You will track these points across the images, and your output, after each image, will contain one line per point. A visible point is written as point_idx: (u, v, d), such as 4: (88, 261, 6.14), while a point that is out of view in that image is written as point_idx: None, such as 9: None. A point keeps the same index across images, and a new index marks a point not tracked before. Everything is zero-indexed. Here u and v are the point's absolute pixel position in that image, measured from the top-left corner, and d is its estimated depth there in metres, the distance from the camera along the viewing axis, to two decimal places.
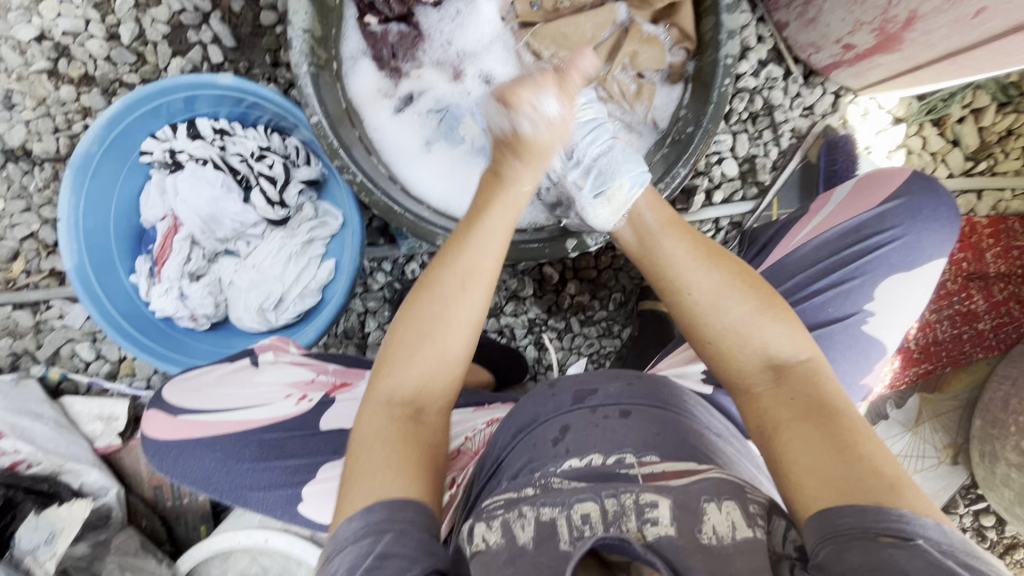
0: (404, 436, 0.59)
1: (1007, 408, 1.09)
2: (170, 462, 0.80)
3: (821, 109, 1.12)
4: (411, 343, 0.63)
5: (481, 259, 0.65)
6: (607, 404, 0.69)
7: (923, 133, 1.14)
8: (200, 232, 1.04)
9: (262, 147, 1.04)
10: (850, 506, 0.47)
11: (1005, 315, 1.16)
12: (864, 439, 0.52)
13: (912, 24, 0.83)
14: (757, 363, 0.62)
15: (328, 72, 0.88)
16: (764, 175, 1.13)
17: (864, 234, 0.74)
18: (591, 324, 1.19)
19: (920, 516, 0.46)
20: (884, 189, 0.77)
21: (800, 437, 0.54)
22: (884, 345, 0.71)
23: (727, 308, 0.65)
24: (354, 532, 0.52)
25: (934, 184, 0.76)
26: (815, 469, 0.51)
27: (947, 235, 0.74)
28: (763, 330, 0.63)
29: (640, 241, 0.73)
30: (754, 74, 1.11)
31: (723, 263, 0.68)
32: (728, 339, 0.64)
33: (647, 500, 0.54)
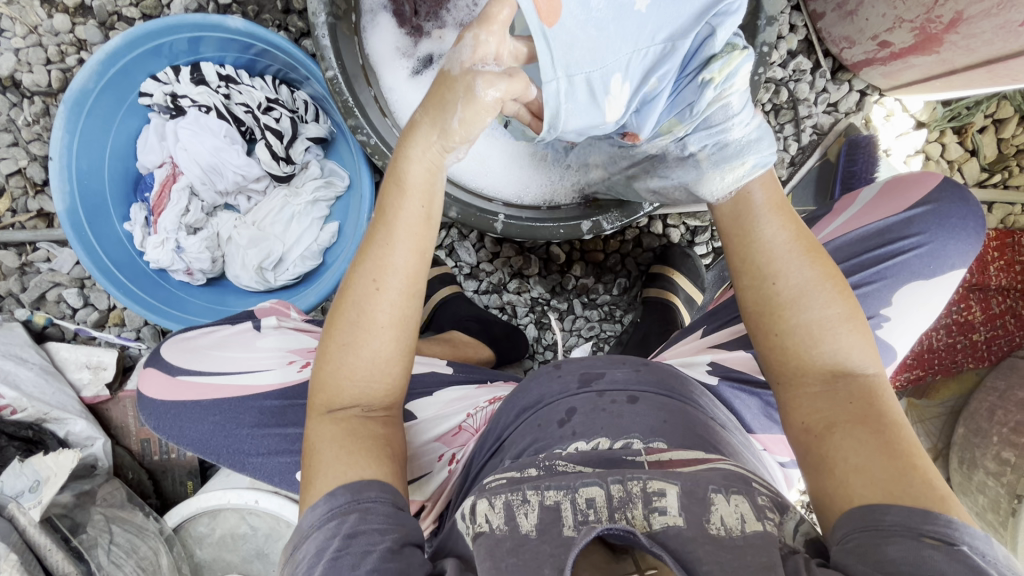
0: (349, 436, 0.59)
1: (992, 418, 1.11)
2: (168, 423, 0.81)
3: (846, 107, 1.10)
4: (339, 350, 0.60)
5: (393, 257, 0.59)
6: (615, 388, 0.68)
7: (943, 139, 1.13)
8: (200, 183, 0.99)
9: (269, 98, 0.99)
10: (900, 507, 0.51)
11: (1000, 328, 1.19)
12: (917, 452, 0.56)
13: (955, 27, 0.81)
14: (823, 367, 0.64)
15: (346, 24, 0.83)
16: (781, 170, 1.11)
17: (889, 238, 0.73)
18: (594, 308, 1.19)
19: (968, 525, 0.50)
20: (912, 194, 0.76)
21: (856, 440, 0.58)
22: (895, 351, 0.71)
23: (810, 306, 0.65)
24: (318, 519, 0.54)
25: (965, 195, 0.75)
26: (864, 468, 0.55)
27: (972, 245, 0.73)
28: (838, 338, 0.64)
29: (740, 217, 0.70)
30: (782, 65, 1.08)
31: (818, 262, 0.67)
32: (803, 340, 0.65)
33: (655, 489, 0.53)
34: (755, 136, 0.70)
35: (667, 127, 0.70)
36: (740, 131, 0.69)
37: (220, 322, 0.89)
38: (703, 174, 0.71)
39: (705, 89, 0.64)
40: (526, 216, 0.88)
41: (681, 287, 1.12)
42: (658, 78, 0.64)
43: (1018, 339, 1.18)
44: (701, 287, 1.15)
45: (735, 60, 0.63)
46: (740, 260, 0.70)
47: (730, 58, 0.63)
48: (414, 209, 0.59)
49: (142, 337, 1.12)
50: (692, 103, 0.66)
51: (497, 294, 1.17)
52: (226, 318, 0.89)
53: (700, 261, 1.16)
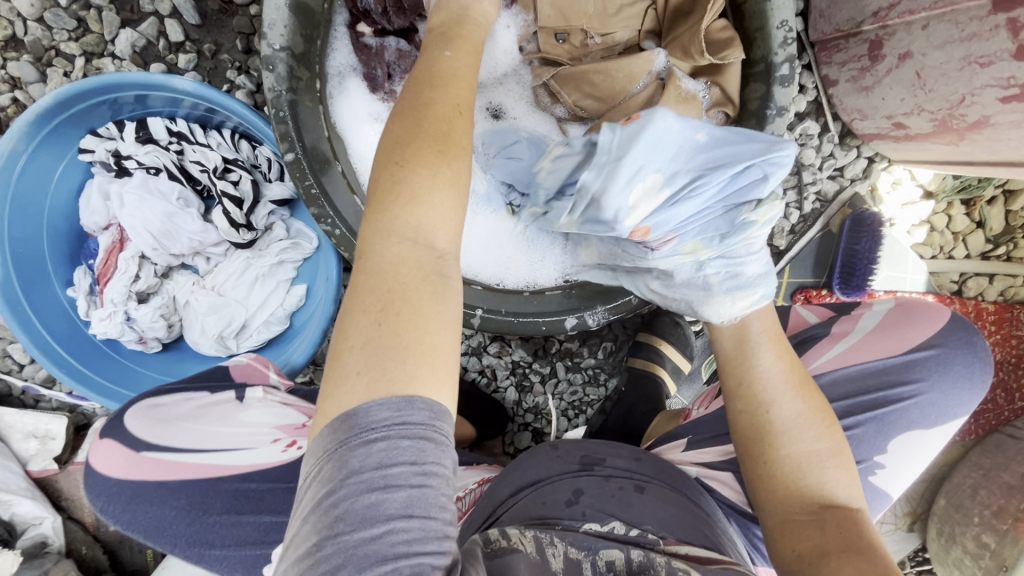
0: (424, 288, 0.44)
1: (974, 497, 1.09)
2: (119, 508, 0.74)
3: (852, 174, 1.03)
4: (411, 183, 0.45)
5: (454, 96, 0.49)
6: (621, 476, 0.68)
7: (949, 211, 1.08)
8: (151, 249, 0.90)
9: (227, 158, 0.90)
10: None
11: (989, 401, 1.17)
12: None
13: (979, 127, 0.74)
14: (809, 497, 0.59)
15: (309, 93, 0.75)
16: (782, 239, 1.05)
17: (889, 380, 0.70)
18: (577, 371, 1.13)
19: None
20: (917, 332, 0.73)
21: (847, 567, 0.52)
22: (884, 497, 0.68)
23: (800, 438, 0.61)
24: (383, 421, 0.39)
25: (971, 339, 0.72)
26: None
27: (973, 395, 0.70)
28: (825, 474, 0.60)
29: (736, 340, 0.67)
30: (789, 128, 1.01)
31: (812, 393, 0.64)
32: (792, 469, 0.60)
33: (678, 565, 0.50)
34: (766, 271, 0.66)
35: (689, 249, 0.65)
36: (757, 265, 0.65)
37: (196, 386, 0.84)
38: (718, 299, 0.66)
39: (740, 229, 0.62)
40: (512, 307, 0.82)
41: (669, 359, 1.07)
42: (693, 197, 0.61)
43: (1005, 414, 1.16)
44: (689, 355, 1.10)
45: (773, 210, 0.62)
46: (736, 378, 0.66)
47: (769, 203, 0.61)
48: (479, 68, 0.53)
49: None
50: (723, 230, 0.63)
51: (476, 357, 1.11)
52: (202, 384, 0.85)
53: (689, 329, 1.11)
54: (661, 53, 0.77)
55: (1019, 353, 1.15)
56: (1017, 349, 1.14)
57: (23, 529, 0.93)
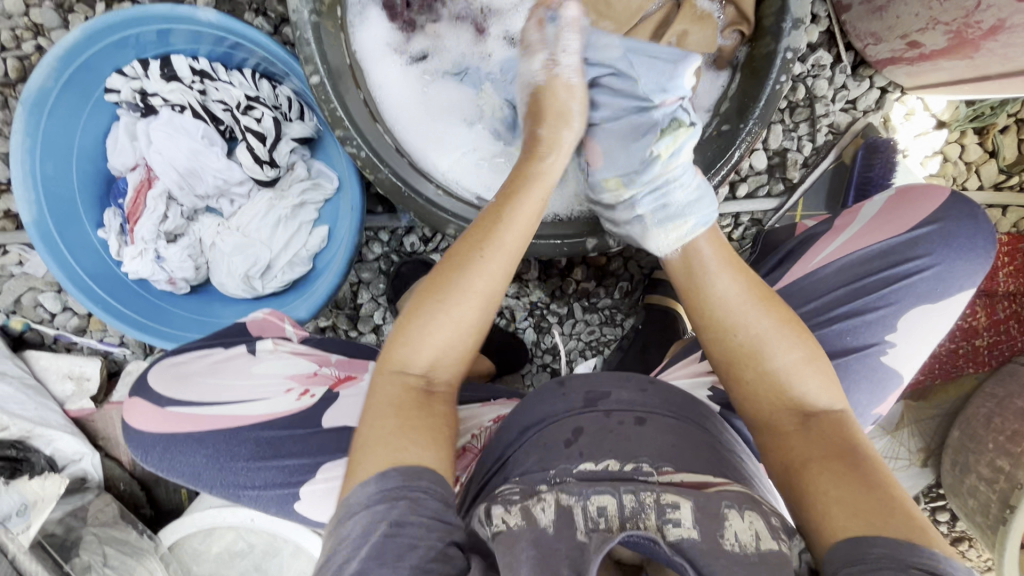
0: (415, 405, 0.55)
1: (988, 425, 1.11)
2: (157, 456, 0.70)
3: (865, 105, 1.04)
4: (428, 314, 0.58)
5: (507, 236, 0.60)
6: (622, 409, 0.63)
7: (963, 140, 1.08)
8: (177, 188, 0.93)
9: (249, 96, 0.92)
10: (881, 535, 0.46)
11: (1003, 333, 1.18)
12: (891, 481, 0.52)
13: (995, 34, 0.76)
14: (790, 407, 0.60)
15: (331, 19, 0.75)
16: (795, 171, 1.05)
17: (893, 260, 0.76)
18: (594, 312, 1.16)
19: (951, 557, 0.45)
20: (917, 213, 0.78)
21: (829, 471, 0.53)
22: (899, 375, 0.74)
23: (776, 352, 0.61)
24: (367, 497, 0.49)
25: (974, 211, 0.77)
26: (845, 502, 0.50)
27: (979, 264, 0.76)
28: (804, 382, 0.60)
29: (688, 270, 0.68)
30: (801, 59, 1.02)
31: (775, 305, 0.64)
32: (770, 385, 0.60)
33: (669, 500, 0.49)
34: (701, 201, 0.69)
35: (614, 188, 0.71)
36: (685, 190, 0.68)
37: (209, 344, 0.79)
38: (652, 232, 0.70)
39: (652, 161, 0.67)
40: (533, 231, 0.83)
41: (683, 294, 1.10)
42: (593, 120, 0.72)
43: (1018, 345, 1.18)
44: None
45: (680, 137, 0.67)
46: (695, 310, 0.66)
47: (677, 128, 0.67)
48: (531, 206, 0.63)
49: (127, 342, 1.06)
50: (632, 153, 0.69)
51: None
52: (217, 340, 0.79)
53: None
54: None
55: None
56: None
57: (64, 464, 0.96)
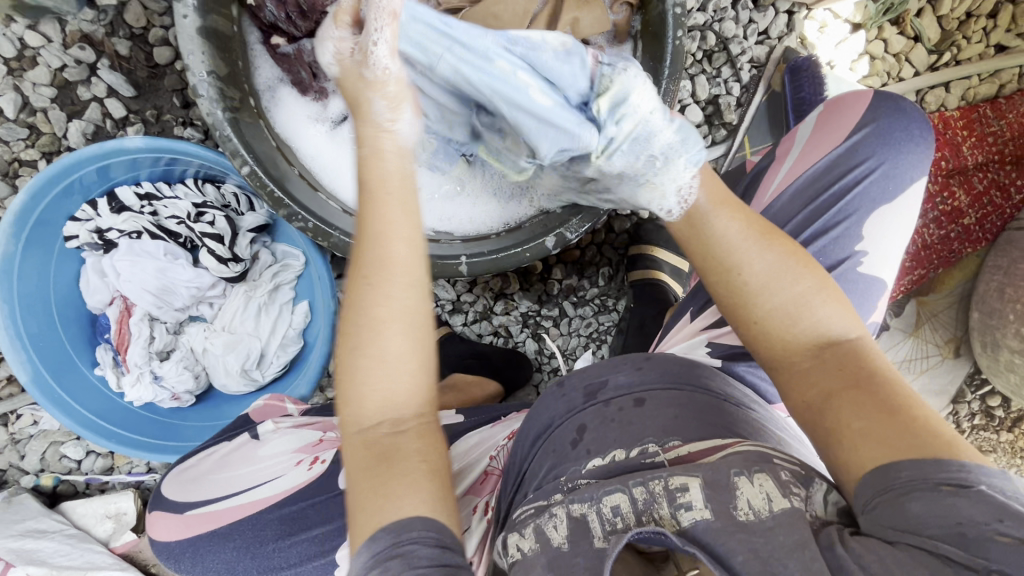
0: (386, 455, 0.54)
1: (1003, 297, 1.08)
2: (188, 563, 0.72)
3: (777, 32, 1.06)
4: (360, 363, 0.55)
5: (396, 250, 0.57)
6: (620, 394, 0.63)
7: (883, 36, 1.09)
8: (156, 308, 0.96)
9: (197, 203, 0.96)
10: (910, 460, 0.45)
11: (988, 205, 1.15)
12: (919, 404, 0.49)
13: None
14: (807, 341, 0.57)
15: (246, 111, 0.79)
16: (731, 115, 1.07)
17: (840, 172, 0.76)
18: (585, 304, 1.16)
19: (983, 465, 0.43)
20: (848, 119, 0.79)
21: (850, 403, 0.51)
22: (879, 281, 0.74)
23: (782, 286, 0.58)
24: (364, 566, 0.49)
25: (900, 105, 0.78)
26: (871, 431, 0.48)
27: (922, 153, 0.76)
28: (816, 310, 0.57)
29: (686, 218, 0.64)
30: (702, 9, 1.04)
31: (778, 239, 0.61)
32: (782, 322, 0.58)
33: (677, 484, 0.48)
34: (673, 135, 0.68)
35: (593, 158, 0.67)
36: (664, 130, 0.65)
37: (216, 440, 0.80)
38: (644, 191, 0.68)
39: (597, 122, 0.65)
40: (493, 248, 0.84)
41: (662, 261, 1.10)
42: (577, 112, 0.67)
43: (1007, 212, 1.16)
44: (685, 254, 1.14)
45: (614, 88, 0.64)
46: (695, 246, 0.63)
47: (622, 73, 0.64)
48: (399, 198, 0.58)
49: (153, 467, 1.08)
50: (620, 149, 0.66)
51: (487, 321, 1.14)
52: (224, 434, 0.81)
53: None
54: None
55: (1000, 149, 1.14)
56: (996, 146, 1.14)
57: None
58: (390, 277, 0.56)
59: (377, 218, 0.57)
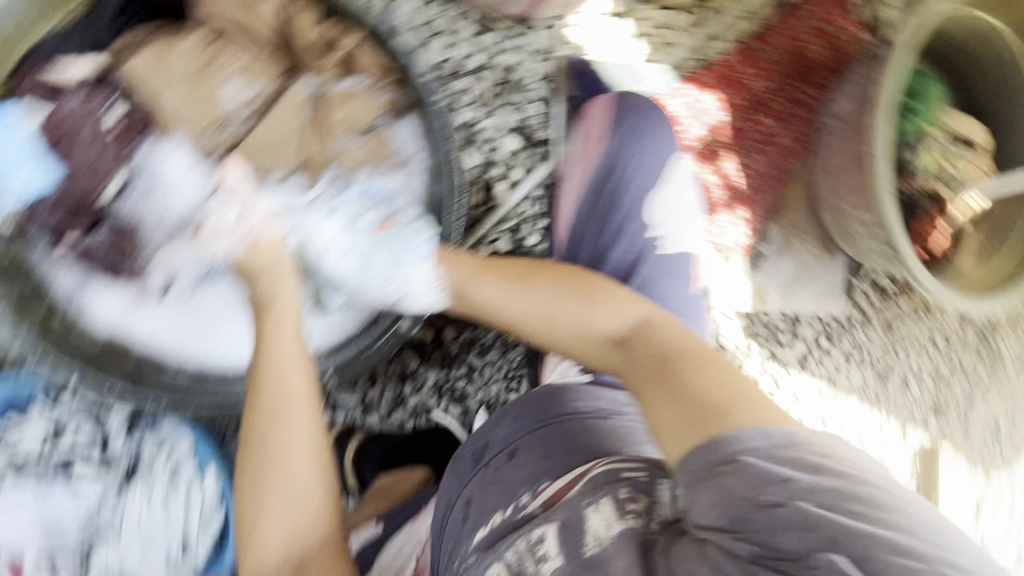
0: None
1: (837, 195, 1.18)
2: None
3: (549, 45, 1.13)
4: (260, 503, 0.70)
5: (285, 394, 0.73)
6: (498, 451, 0.70)
7: (644, 14, 1.17)
8: (51, 548, 0.89)
9: (55, 426, 0.92)
10: (693, 450, 0.52)
11: (794, 120, 1.25)
12: (693, 375, 0.61)
13: None
14: (601, 342, 0.74)
15: (52, 332, 0.75)
16: (542, 131, 1.14)
17: (613, 175, 0.88)
18: (490, 350, 1.17)
19: (745, 429, 0.51)
20: (598, 127, 0.90)
21: (649, 395, 0.62)
22: (679, 252, 0.88)
23: (556, 312, 0.77)
24: None
25: (636, 103, 0.91)
26: (665, 423, 0.58)
27: (668, 139, 0.90)
28: (594, 317, 0.75)
29: (472, 302, 0.83)
30: (475, 51, 1.09)
31: (545, 279, 0.79)
32: (578, 337, 0.76)
33: (536, 537, 0.55)
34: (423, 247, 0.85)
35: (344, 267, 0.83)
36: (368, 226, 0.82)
37: None
38: (407, 302, 0.85)
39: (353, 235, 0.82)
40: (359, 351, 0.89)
41: None
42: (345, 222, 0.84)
43: (814, 120, 1.25)
44: None
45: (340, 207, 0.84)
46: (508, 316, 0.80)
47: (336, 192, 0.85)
48: (286, 338, 0.74)
49: None
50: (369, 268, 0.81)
51: (401, 407, 1.15)
52: None
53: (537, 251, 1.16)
54: (302, 82, 0.85)
55: (782, 70, 1.24)
56: (778, 69, 1.23)
57: None
58: (288, 412, 0.72)
59: (261, 387, 0.73)
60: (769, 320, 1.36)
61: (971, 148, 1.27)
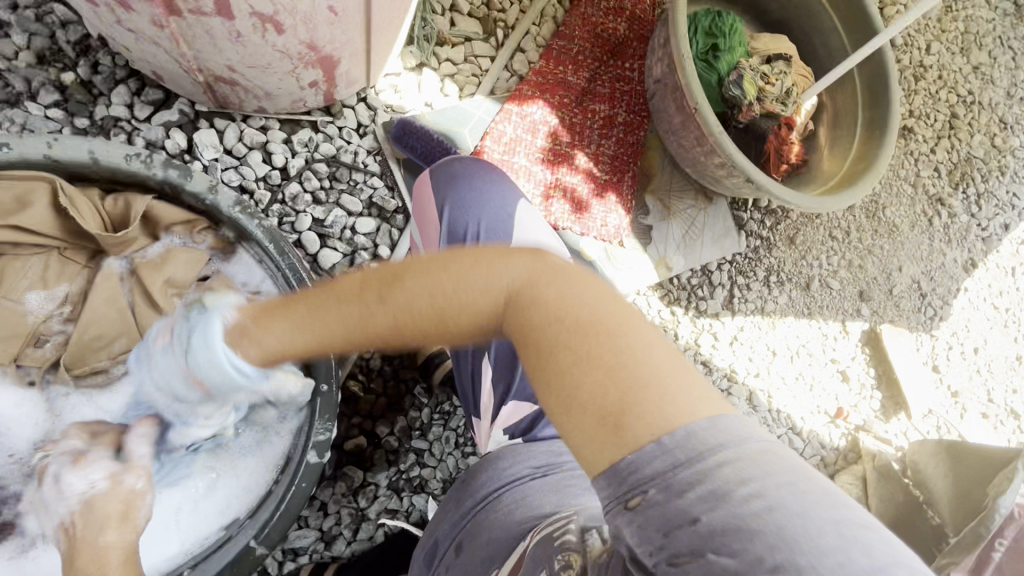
0: None
1: (686, 151, 1.22)
2: None
3: (366, 119, 1.12)
4: None
5: None
6: (447, 546, 0.76)
7: (444, 56, 1.19)
8: None
9: None
10: (620, 454, 0.41)
11: (623, 96, 1.30)
12: (623, 356, 0.44)
13: (321, 48, 0.83)
14: (498, 315, 0.50)
15: None
16: (392, 201, 1.12)
17: (460, 251, 0.89)
18: (431, 427, 1.13)
19: (676, 431, 0.40)
20: (428, 209, 0.93)
21: (538, 384, 0.47)
22: None
23: (417, 296, 0.50)
24: None
25: (450, 175, 0.92)
26: (570, 420, 0.44)
27: (496, 195, 0.91)
28: (481, 283, 0.50)
29: (279, 344, 0.57)
30: (295, 153, 1.07)
31: (397, 267, 0.53)
32: (460, 324, 0.51)
33: None
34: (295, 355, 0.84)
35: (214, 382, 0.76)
36: None
37: None
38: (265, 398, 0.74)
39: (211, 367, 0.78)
40: (276, 504, 0.80)
41: None
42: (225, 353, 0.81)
43: (639, 89, 1.31)
44: None
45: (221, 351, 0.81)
46: (351, 316, 0.52)
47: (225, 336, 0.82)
48: None
49: None
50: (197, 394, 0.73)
51: (366, 523, 1.08)
52: None
53: None
54: (111, 261, 0.79)
55: (593, 58, 1.29)
56: (589, 59, 1.29)
57: None
58: None
59: None
60: (682, 281, 1.38)
61: (785, 64, 1.33)
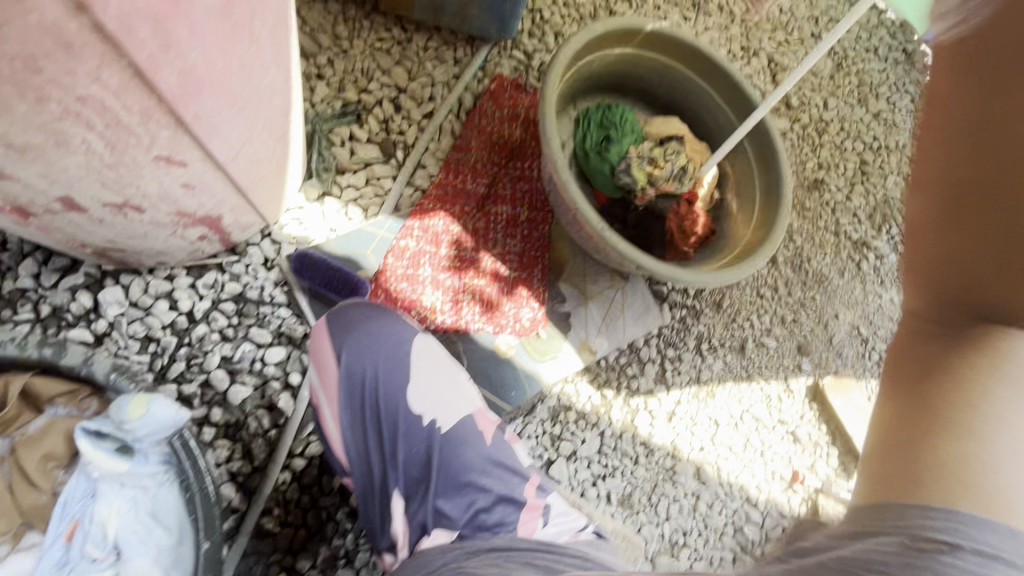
0: None
1: (587, 241, 1.27)
2: None
3: (271, 253, 1.18)
4: None
5: None
6: None
7: (346, 183, 1.27)
8: None
9: None
10: (896, 494, 0.51)
11: (524, 195, 1.38)
12: (962, 401, 0.50)
13: (195, 213, 0.89)
14: (971, 261, 0.48)
15: None
16: (300, 329, 1.15)
17: (359, 392, 0.93)
18: (355, 553, 1.11)
19: (956, 509, 0.47)
20: (323, 354, 0.94)
21: (934, 249, 0.51)
22: (457, 415, 0.94)
23: (960, 165, 0.49)
24: None
25: (345, 320, 0.97)
26: (914, 366, 0.54)
27: (393, 332, 0.97)
28: (982, 264, 0.48)
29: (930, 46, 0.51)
30: (201, 296, 1.12)
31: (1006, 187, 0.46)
32: (999, 189, 0.46)
33: None
34: (160, 471, 0.84)
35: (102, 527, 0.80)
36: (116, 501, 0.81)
37: None
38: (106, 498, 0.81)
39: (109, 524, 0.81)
40: None
41: None
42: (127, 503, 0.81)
43: (539, 186, 1.38)
44: None
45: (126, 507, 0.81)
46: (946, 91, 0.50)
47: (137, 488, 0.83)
48: None
49: None
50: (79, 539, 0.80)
51: None
52: None
53: None
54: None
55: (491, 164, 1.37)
56: (487, 165, 1.37)
57: None
58: None
59: None
60: (610, 362, 1.38)
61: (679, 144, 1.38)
